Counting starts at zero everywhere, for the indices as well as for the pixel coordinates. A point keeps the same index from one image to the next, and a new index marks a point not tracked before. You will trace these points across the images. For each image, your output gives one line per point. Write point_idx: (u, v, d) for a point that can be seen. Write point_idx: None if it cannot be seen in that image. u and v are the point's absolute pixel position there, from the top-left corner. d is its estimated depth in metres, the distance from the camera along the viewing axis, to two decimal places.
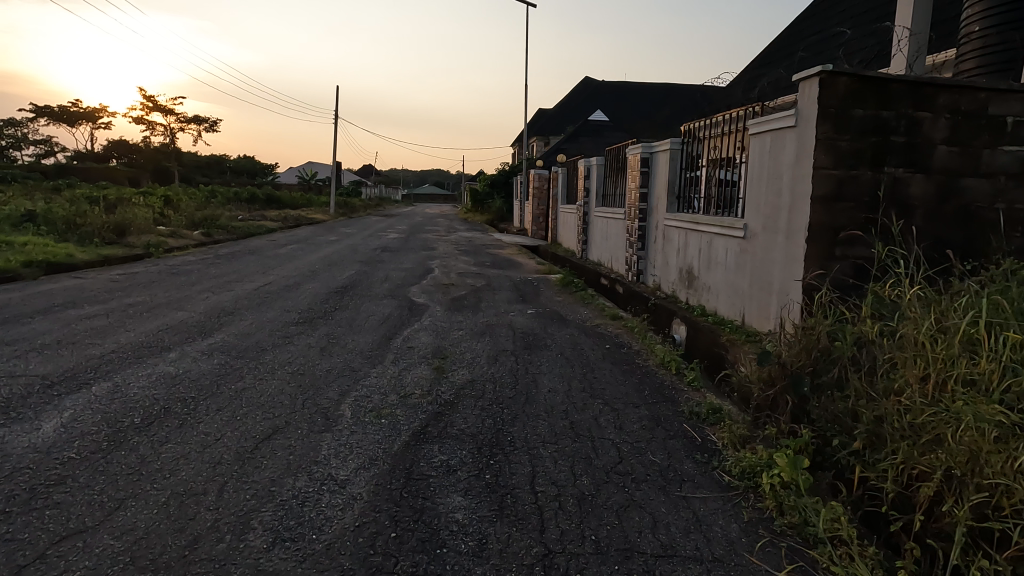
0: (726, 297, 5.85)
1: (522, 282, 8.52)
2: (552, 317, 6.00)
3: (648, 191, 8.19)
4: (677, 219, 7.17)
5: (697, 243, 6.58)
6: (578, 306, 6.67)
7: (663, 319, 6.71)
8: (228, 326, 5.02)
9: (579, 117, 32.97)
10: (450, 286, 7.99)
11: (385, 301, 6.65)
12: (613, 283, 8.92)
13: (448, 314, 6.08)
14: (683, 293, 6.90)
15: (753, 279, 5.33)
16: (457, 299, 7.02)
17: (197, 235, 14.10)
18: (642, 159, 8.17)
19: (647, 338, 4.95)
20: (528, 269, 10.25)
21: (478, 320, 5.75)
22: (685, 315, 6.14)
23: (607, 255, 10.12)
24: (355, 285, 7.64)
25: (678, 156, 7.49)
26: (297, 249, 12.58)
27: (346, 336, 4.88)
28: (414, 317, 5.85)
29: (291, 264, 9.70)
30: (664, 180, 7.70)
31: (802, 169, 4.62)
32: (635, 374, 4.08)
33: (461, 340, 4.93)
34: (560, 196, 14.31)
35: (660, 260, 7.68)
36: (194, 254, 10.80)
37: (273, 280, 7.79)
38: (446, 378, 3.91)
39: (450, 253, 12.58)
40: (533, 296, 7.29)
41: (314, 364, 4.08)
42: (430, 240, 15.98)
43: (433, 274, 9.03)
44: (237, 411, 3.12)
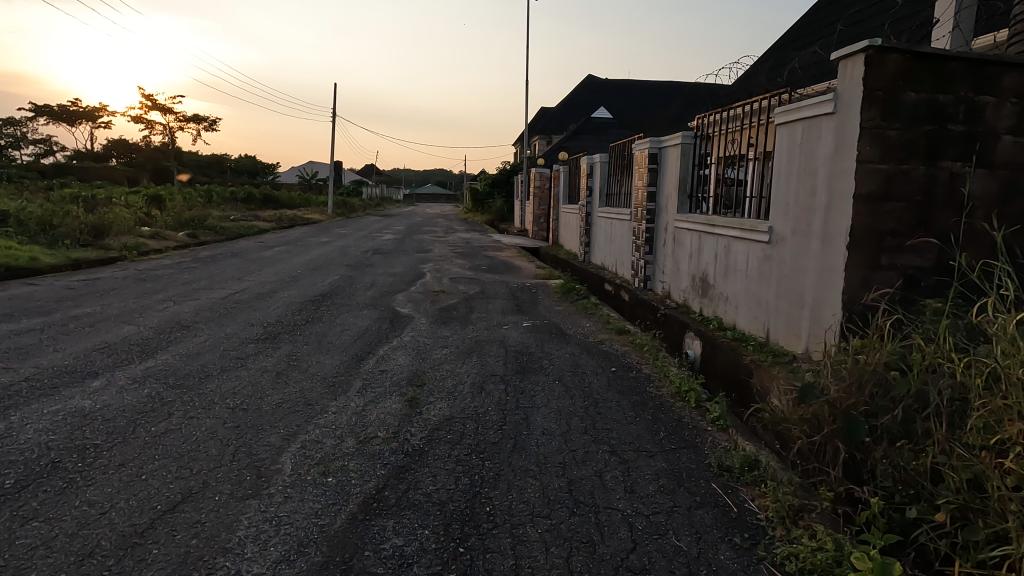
0: (748, 309, 5.17)
1: (520, 289, 7.86)
2: (550, 332, 5.33)
3: (657, 190, 7.51)
4: (688, 221, 6.49)
5: (713, 247, 5.89)
6: (580, 318, 6.01)
7: (675, 333, 6.04)
8: (177, 344, 4.39)
9: (582, 115, 32.26)
10: (440, 293, 7.34)
11: (365, 312, 6.00)
12: (618, 289, 8.26)
13: (432, 327, 5.43)
14: (697, 303, 6.22)
15: (781, 290, 4.65)
16: (446, 308, 6.38)
17: (181, 236, 13.47)
18: (650, 155, 7.48)
19: (660, 360, 4.28)
20: (526, 273, 9.58)
21: (467, 335, 5.10)
22: (700, 329, 5.48)
23: (611, 258, 9.45)
24: (336, 293, 7.00)
25: (690, 151, 6.80)
26: (284, 251, 11.98)
27: (311, 356, 4.22)
28: (394, 331, 5.20)
29: (272, 268, 9.06)
30: (674, 177, 7.01)
31: (842, 164, 3.94)
32: (647, 408, 3.41)
33: (444, 361, 4.28)
34: (562, 195, 13.62)
35: (670, 264, 7.00)
36: (172, 257, 10.17)
37: (246, 287, 7.15)
38: (419, 413, 3.25)
39: (444, 255, 11.94)
40: (530, 305, 6.63)
41: (264, 394, 3.43)
42: (426, 242, 15.34)
43: (423, 280, 8.37)
44: (146, 465, 2.48)
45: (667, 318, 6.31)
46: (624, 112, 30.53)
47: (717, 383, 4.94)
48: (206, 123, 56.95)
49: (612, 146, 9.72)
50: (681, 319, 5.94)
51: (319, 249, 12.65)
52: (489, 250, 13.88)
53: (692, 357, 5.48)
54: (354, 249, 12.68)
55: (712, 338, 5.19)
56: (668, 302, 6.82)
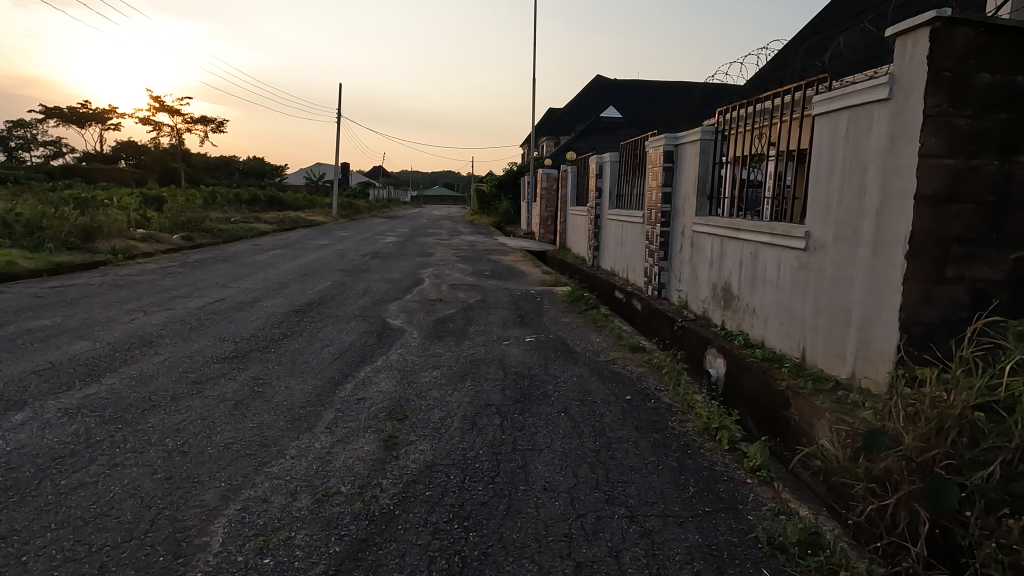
0: (780, 325, 4.58)
1: (524, 297, 7.30)
2: (556, 349, 4.77)
3: (673, 191, 6.91)
4: (709, 224, 5.90)
5: (737, 254, 5.30)
6: (589, 332, 5.43)
7: (695, 349, 5.46)
8: (132, 365, 3.87)
9: (590, 116, 31.71)
10: (438, 302, 6.80)
11: (354, 324, 5.46)
12: (630, 298, 7.68)
13: (426, 342, 4.88)
14: (719, 315, 5.63)
15: (821, 304, 4.06)
16: (443, 319, 5.85)
17: (176, 239, 13.06)
18: (665, 152, 6.88)
19: (683, 387, 3.70)
20: (531, 279, 9.02)
21: (463, 353, 4.55)
22: (725, 347, 4.90)
23: (622, 263, 8.89)
24: (326, 301, 6.48)
25: (710, 148, 6.19)
26: (280, 255, 11.49)
27: (280, 380, 3.69)
28: (381, 348, 4.65)
29: (262, 273, 8.56)
30: (692, 177, 6.41)
31: (900, 160, 3.35)
32: (670, 451, 2.84)
33: (432, 386, 3.73)
34: (570, 197, 13.06)
35: (688, 272, 6.42)
36: (161, 260, 9.74)
37: (229, 294, 6.65)
38: (395, 457, 2.70)
39: (447, 259, 11.40)
40: (535, 316, 6.09)
41: (214, 431, 2.89)
42: (428, 245, 14.83)
43: (421, 287, 7.84)
44: (35, 539, 1.94)
45: (686, 331, 5.72)
46: (634, 112, 29.90)
47: (746, 409, 4.36)
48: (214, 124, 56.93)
49: (624, 143, 9.18)
50: (703, 334, 5.36)
51: (317, 252, 12.16)
52: (494, 253, 13.33)
53: (717, 378, 4.90)
54: (354, 252, 12.18)
55: (740, 358, 4.60)
56: (685, 313, 6.23)
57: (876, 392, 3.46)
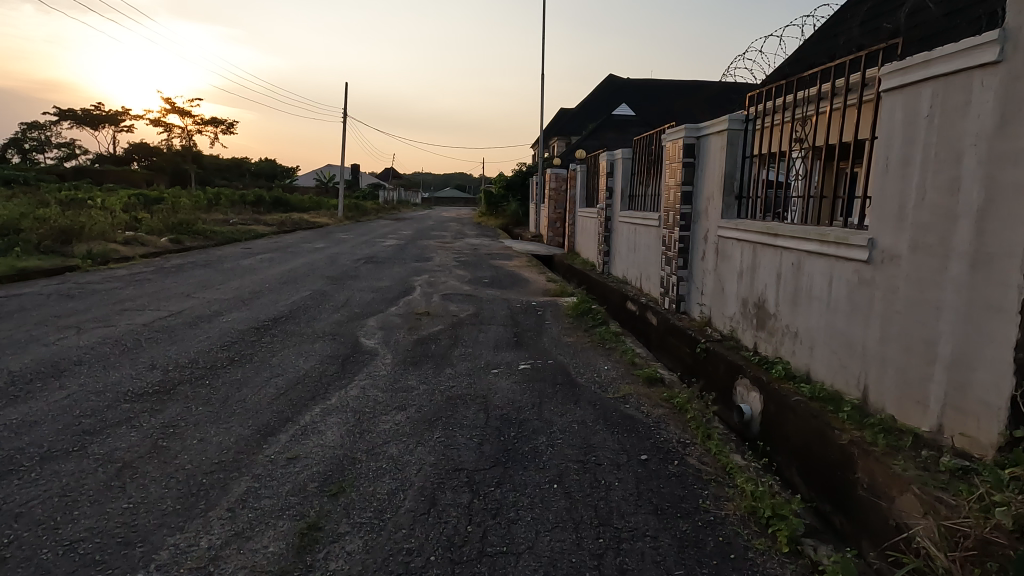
0: (831, 354, 3.71)
1: (523, 310, 6.46)
2: (554, 380, 3.93)
3: (694, 190, 6.03)
4: (738, 229, 5.02)
5: (774, 265, 4.43)
6: (595, 356, 4.57)
7: (723, 378, 4.60)
8: (19, 405, 3.10)
9: (602, 116, 30.85)
10: (426, 316, 5.98)
11: (320, 345, 4.66)
12: (645, 311, 6.80)
13: (398, 371, 4.06)
14: (751, 337, 4.76)
15: (889, 331, 3.19)
16: (426, 339, 5.03)
17: (164, 243, 12.43)
18: (685, 146, 6.00)
19: (715, 444, 2.84)
20: (534, 288, 8.18)
21: (440, 388, 3.72)
22: (759, 378, 4.04)
23: (635, 271, 8.03)
24: (296, 315, 5.69)
25: (738, 140, 5.30)
26: (268, 260, 10.75)
27: (196, 429, 2.89)
28: (343, 378, 3.84)
29: (239, 281, 7.79)
30: (717, 173, 5.52)
31: (1015, 145, 2.47)
32: (705, 557, 1.99)
33: (390, 439, 2.90)
34: (579, 198, 12.21)
35: (712, 283, 5.55)
36: (138, 266, 9.07)
37: (190, 307, 5.89)
38: (307, 567, 1.88)
39: (445, 265, 10.57)
40: (535, 334, 5.24)
41: (68, 517, 2.09)
42: (429, 248, 14.04)
43: (409, 297, 7.04)
44: None
45: (712, 355, 4.86)
46: (647, 110, 28.89)
47: (790, 460, 3.50)
48: (224, 126, 56.79)
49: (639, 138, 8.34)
50: (732, 360, 4.50)
51: (308, 257, 11.38)
52: (497, 258, 12.49)
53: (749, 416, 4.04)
54: (348, 257, 11.40)
55: (781, 394, 3.74)
56: (708, 332, 5.37)
57: (978, 457, 2.58)
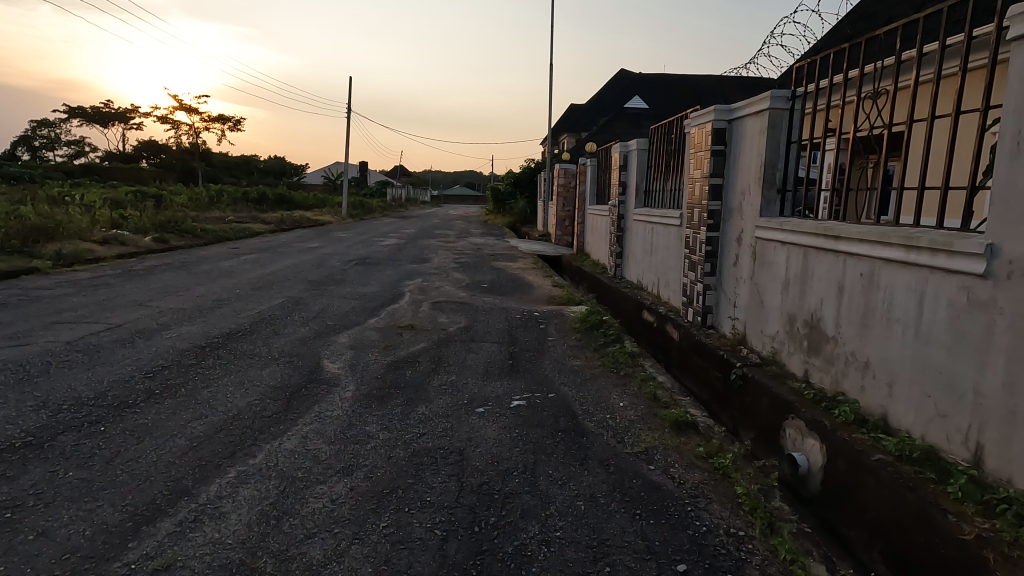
0: (920, 396, 2.81)
1: (522, 323, 5.56)
2: (555, 424, 3.06)
3: (724, 182, 5.11)
4: (783, 229, 4.11)
5: (833, 275, 3.52)
6: (607, 388, 3.68)
7: (767, 415, 3.72)
8: None
9: (614, 110, 29.89)
10: (409, 331, 5.11)
11: (270, 371, 3.81)
12: (664, 324, 5.91)
13: (357, 409, 3.20)
14: (800, 363, 3.87)
15: (1019, 374, 2.29)
16: (403, 362, 4.16)
17: (149, 242, 11.75)
18: (714, 131, 5.08)
19: (786, 551, 1.94)
20: (538, 294, 7.29)
21: (405, 437, 2.85)
22: (818, 422, 3.15)
23: (652, 276, 7.15)
24: (256, 329, 4.85)
25: (781, 122, 4.37)
26: (251, 261, 9.91)
27: (41, 516, 2.04)
28: (282, 421, 2.98)
29: (207, 286, 6.96)
30: (754, 162, 4.60)
31: None
32: None
33: (316, 532, 2.04)
34: (590, 193, 11.32)
35: (749, 295, 4.65)
36: (107, 268, 8.33)
37: (137, 318, 5.08)
38: None
39: (443, 266, 9.73)
40: (535, 357, 4.34)
41: None
42: (430, 248, 13.19)
43: (396, 305, 6.22)
44: None
45: (751, 385, 3.98)
46: (660, 103, 27.84)
47: (869, 541, 2.62)
48: (231, 123, 56.38)
49: (656, 126, 7.45)
50: (779, 395, 3.62)
51: (298, 257, 10.60)
52: (500, 259, 11.61)
53: (804, 469, 3.16)
54: (339, 258, 10.56)
55: (852, 448, 2.84)
56: (742, 354, 4.48)
57: None
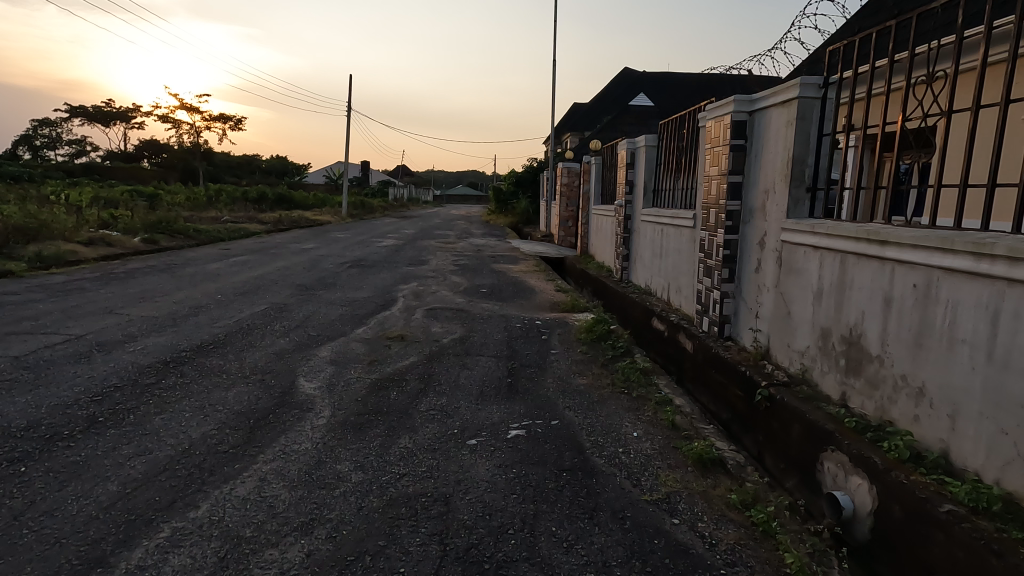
0: (994, 433, 2.36)
1: (523, 333, 5.11)
2: (558, 460, 2.62)
3: (745, 179, 4.66)
4: (815, 231, 3.66)
5: (878, 286, 3.08)
6: (618, 415, 3.23)
7: (800, 444, 3.28)
8: None
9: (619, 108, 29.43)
10: (399, 342, 4.68)
11: (236, 393, 3.37)
12: (677, 334, 5.47)
13: (329, 443, 2.75)
14: (836, 384, 3.43)
15: None
16: (389, 381, 3.72)
17: (138, 243, 11.37)
18: (733, 124, 4.63)
19: None
20: (540, 299, 6.85)
21: (381, 480, 2.41)
22: (866, 458, 2.71)
23: (662, 281, 6.71)
24: (230, 341, 4.42)
25: (812, 113, 3.93)
26: (240, 263, 9.47)
27: None
28: (238, 459, 2.54)
29: (188, 290, 6.54)
30: (779, 157, 4.16)
31: None
32: None
33: None
34: (595, 193, 10.87)
35: (774, 305, 4.21)
36: (88, 270, 7.92)
37: (102, 328, 4.65)
38: None
39: (441, 269, 9.30)
40: (537, 375, 3.89)
41: None
42: (429, 249, 12.77)
43: (387, 313, 5.79)
44: None
45: (780, 408, 3.54)
46: (665, 101, 27.36)
47: None
48: (232, 122, 56.07)
49: (666, 121, 7.01)
50: (814, 422, 3.18)
51: (290, 259, 10.19)
52: (500, 261, 11.16)
53: (850, 513, 2.73)
54: (332, 260, 10.12)
55: (911, 494, 2.40)
56: (766, 372, 4.04)
57: None
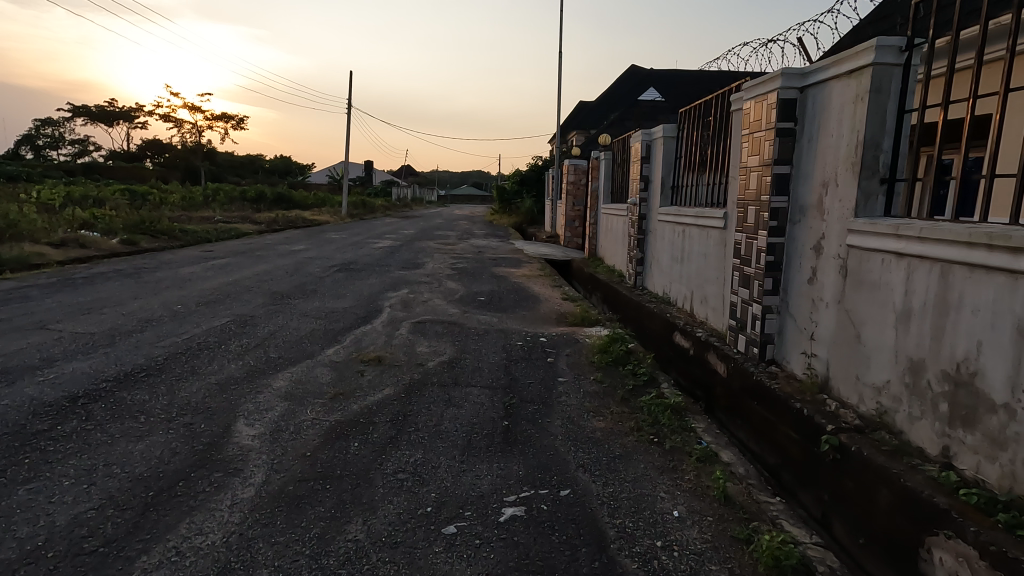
0: None
1: (524, 354, 4.29)
2: (573, 567, 1.82)
3: (795, 170, 3.85)
4: (899, 234, 2.84)
5: (1005, 309, 2.26)
6: (649, 481, 2.42)
7: (891, 518, 2.48)
8: None
9: (625, 104, 28.58)
10: (375, 367, 3.88)
11: (147, 445, 2.57)
12: (706, 354, 4.68)
13: (247, 534, 1.95)
14: (934, 435, 2.61)
15: None
16: (351, 424, 2.91)
17: (115, 244, 10.64)
18: (781, 104, 3.81)
19: None
20: (545, 309, 6.04)
21: None
22: (1011, 560, 1.91)
23: (684, 289, 5.91)
24: (167, 369, 3.61)
25: (889, 84, 3.10)
26: (217, 267, 8.67)
27: None
28: (104, 569, 1.74)
29: (146, 299, 5.76)
30: (843, 141, 3.34)
31: None
32: None
33: None
34: (604, 190, 10.06)
35: (836, 325, 3.39)
36: (46, 275, 7.17)
37: (18, 349, 3.87)
38: None
39: (437, 274, 8.50)
40: (540, 416, 3.07)
41: None
42: (426, 251, 11.97)
43: (367, 327, 5.00)
44: None
45: (858, 464, 2.73)
46: (674, 97, 26.48)
47: None
48: (234, 121, 55.55)
49: (689, 107, 6.20)
50: (912, 490, 2.38)
51: (275, 262, 9.42)
52: (502, 264, 10.35)
53: None
54: (320, 263, 9.33)
55: None
56: (828, 411, 3.22)
57: None
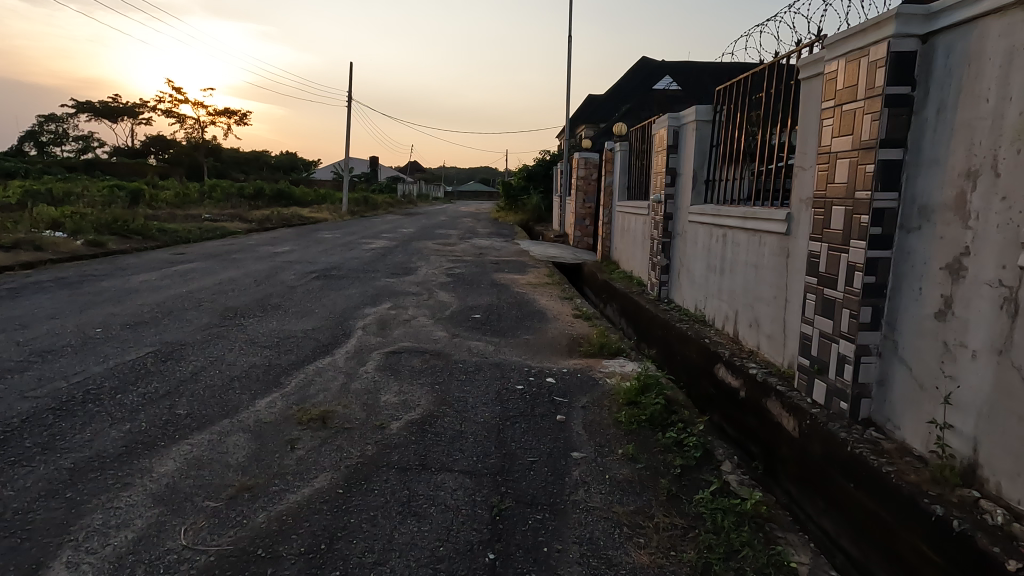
0: None
1: (526, 407, 3.17)
2: None
3: (912, 154, 2.69)
4: None
5: None
6: None
7: None
8: None
9: (635, 96, 27.35)
10: (316, 433, 2.77)
11: None
12: (767, 401, 3.53)
13: None
14: None
15: None
16: (242, 562, 1.81)
17: (78, 246, 9.61)
18: (894, 61, 2.65)
19: None
20: (553, 332, 4.90)
21: None
22: None
23: (724, 307, 4.77)
24: (11, 442, 2.51)
25: None
26: (180, 274, 7.61)
27: None
28: None
29: (61, 320, 4.68)
30: (1010, 109, 2.19)
31: None
32: None
33: None
34: (620, 187, 8.88)
35: (993, 386, 2.24)
36: None
37: None
38: None
39: (428, 283, 7.39)
40: (545, 541, 1.95)
41: None
42: (421, 253, 10.85)
43: (324, 361, 3.90)
44: None
45: None
46: (688, 88, 25.17)
47: None
48: (237, 117, 54.72)
49: (730, 84, 5.02)
50: None
51: (249, 267, 8.36)
52: (505, 269, 9.22)
53: None
54: (298, 269, 8.24)
55: None
56: (992, 526, 2.07)
57: None
